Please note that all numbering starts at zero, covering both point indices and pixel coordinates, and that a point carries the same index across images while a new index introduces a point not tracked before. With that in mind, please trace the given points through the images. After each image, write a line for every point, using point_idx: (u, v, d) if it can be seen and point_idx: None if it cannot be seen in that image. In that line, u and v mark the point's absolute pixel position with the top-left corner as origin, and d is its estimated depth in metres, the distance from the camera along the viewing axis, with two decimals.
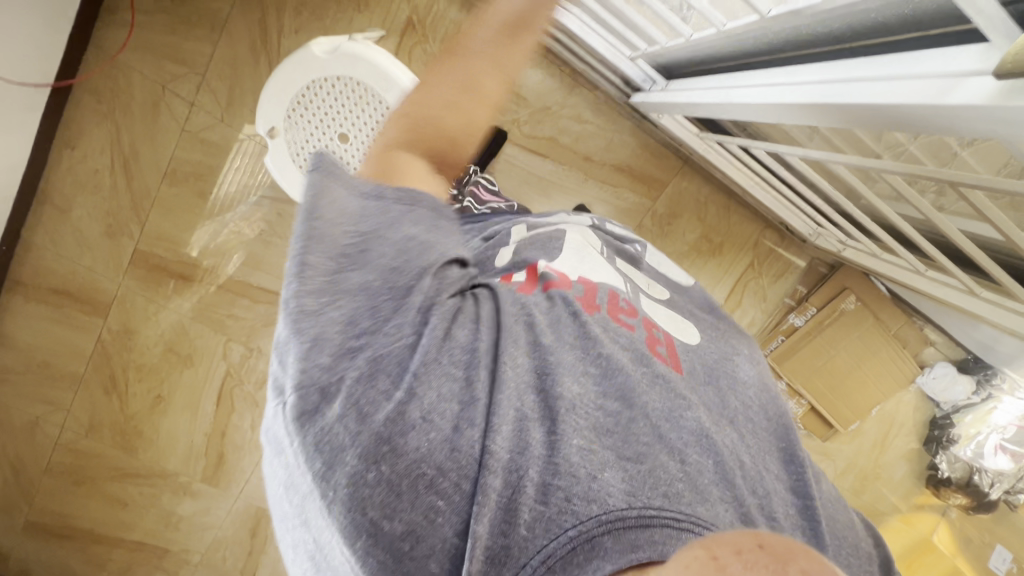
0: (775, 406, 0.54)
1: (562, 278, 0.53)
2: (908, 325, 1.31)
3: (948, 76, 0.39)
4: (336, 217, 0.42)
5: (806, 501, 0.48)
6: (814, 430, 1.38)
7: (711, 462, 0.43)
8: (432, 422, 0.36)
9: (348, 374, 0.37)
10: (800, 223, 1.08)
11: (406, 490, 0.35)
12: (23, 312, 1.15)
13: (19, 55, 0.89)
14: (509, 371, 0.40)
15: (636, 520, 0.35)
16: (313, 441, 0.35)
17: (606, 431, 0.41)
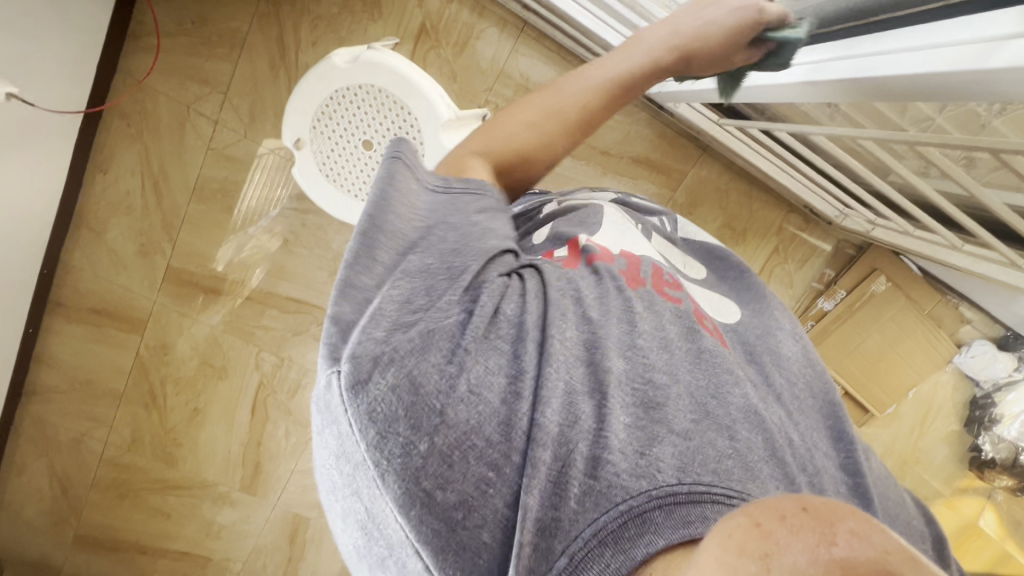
0: (820, 383, 0.53)
1: (604, 250, 0.53)
2: (942, 303, 1.28)
3: (985, 41, 0.39)
4: (409, 209, 0.43)
5: (857, 479, 0.48)
6: (850, 414, 1.35)
7: (761, 438, 0.40)
8: (479, 395, 0.34)
9: (401, 345, 0.34)
10: (824, 205, 1.06)
11: (457, 461, 0.33)
12: (65, 333, 1.19)
13: (59, 88, 0.90)
14: (556, 346, 0.38)
15: (688, 496, 0.32)
16: (364, 412, 0.33)
17: (652, 406, 0.38)
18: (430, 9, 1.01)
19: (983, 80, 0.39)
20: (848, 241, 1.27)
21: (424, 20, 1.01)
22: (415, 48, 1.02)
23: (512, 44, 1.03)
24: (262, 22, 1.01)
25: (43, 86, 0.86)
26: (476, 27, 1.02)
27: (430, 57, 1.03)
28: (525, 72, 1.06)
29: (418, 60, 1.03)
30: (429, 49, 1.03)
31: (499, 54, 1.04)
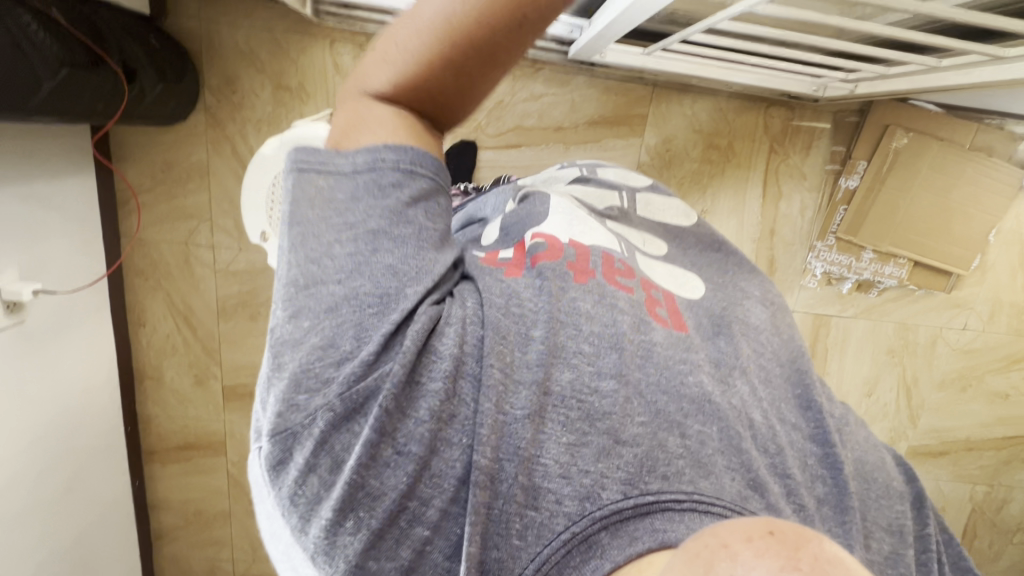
0: (786, 348, 0.56)
1: (551, 244, 0.52)
2: (983, 129, 1.13)
3: None
4: (320, 207, 0.43)
5: (828, 449, 0.48)
6: (932, 285, 1.25)
7: (713, 430, 0.42)
8: (406, 453, 0.37)
9: (318, 419, 0.37)
10: (799, 85, 0.98)
11: (389, 526, 0.36)
12: (165, 475, 1.32)
13: (79, 265, 1.02)
14: (494, 372, 0.39)
15: (633, 510, 0.36)
16: (289, 494, 0.37)
17: (598, 416, 0.39)
18: (348, 70, 1.06)
19: None
20: (846, 109, 1.16)
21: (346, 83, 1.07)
22: None
23: None
24: (216, 146, 1.09)
25: (63, 270, 0.98)
26: None
27: None
28: None
29: None
30: None
31: None
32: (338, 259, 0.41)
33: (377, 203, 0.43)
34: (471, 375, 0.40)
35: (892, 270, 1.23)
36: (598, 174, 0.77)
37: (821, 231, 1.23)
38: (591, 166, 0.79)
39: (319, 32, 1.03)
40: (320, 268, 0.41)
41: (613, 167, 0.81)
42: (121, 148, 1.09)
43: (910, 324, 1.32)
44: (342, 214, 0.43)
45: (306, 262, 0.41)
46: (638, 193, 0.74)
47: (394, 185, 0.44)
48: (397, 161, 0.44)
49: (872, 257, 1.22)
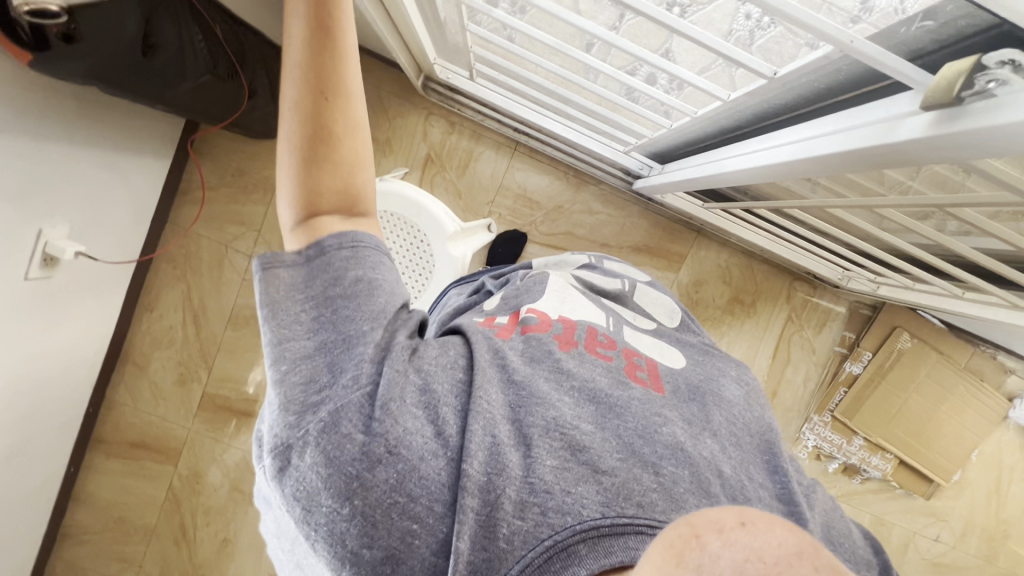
0: (759, 424, 0.53)
1: (542, 319, 0.55)
2: (977, 354, 1.23)
3: (888, 119, 0.38)
4: (284, 293, 0.43)
5: (794, 508, 0.46)
6: (913, 488, 1.28)
7: (687, 473, 0.42)
8: (399, 454, 0.37)
9: (312, 427, 0.37)
10: (826, 269, 1.08)
11: (381, 519, 0.35)
12: (103, 470, 1.22)
13: (120, 240, 1.04)
14: (482, 403, 0.41)
15: (610, 528, 0.36)
16: (288, 490, 0.37)
17: (579, 449, 0.40)
18: (434, 141, 1.16)
19: (899, 151, 0.37)
20: (861, 301, 1.25)
21: (428, 150, 1.16)
22: (423, 174, 1.17)
23: (507, 160, 1.17)
24: None
25: (106, 240, 0.99)
26: (475, 150, 1.16)
27: (437, 180, 1.17)
28: (521, 183, 1.18)
29: (426, 184, 1.17)
30: (435, 174, 1.17)
31: (497, 170, 1.17)
32: (303, 323, 0.42)
33: (331, 279, 0.44)
34: (454, 405, 0.41)
35: (879, 462, 1.27)
36: (604, 265, 0.79)
37: (819, 406, 1.27)
38: (598, 256, 0.82)
39: (420, 103, 1.14)
40: (289, 330, 0.42)
41: (618, 261, 0.83)
42: (205, 146, 1.15)
43: (886, 521, 1.31)
44: (304, 290, 0.43)
45: (282, 327, 0.42)
46: (638, 282, 0.75)
47: (347, 262, 0.44)
48: (340, 243, 0.45)
49: (862, 444, 1.26)
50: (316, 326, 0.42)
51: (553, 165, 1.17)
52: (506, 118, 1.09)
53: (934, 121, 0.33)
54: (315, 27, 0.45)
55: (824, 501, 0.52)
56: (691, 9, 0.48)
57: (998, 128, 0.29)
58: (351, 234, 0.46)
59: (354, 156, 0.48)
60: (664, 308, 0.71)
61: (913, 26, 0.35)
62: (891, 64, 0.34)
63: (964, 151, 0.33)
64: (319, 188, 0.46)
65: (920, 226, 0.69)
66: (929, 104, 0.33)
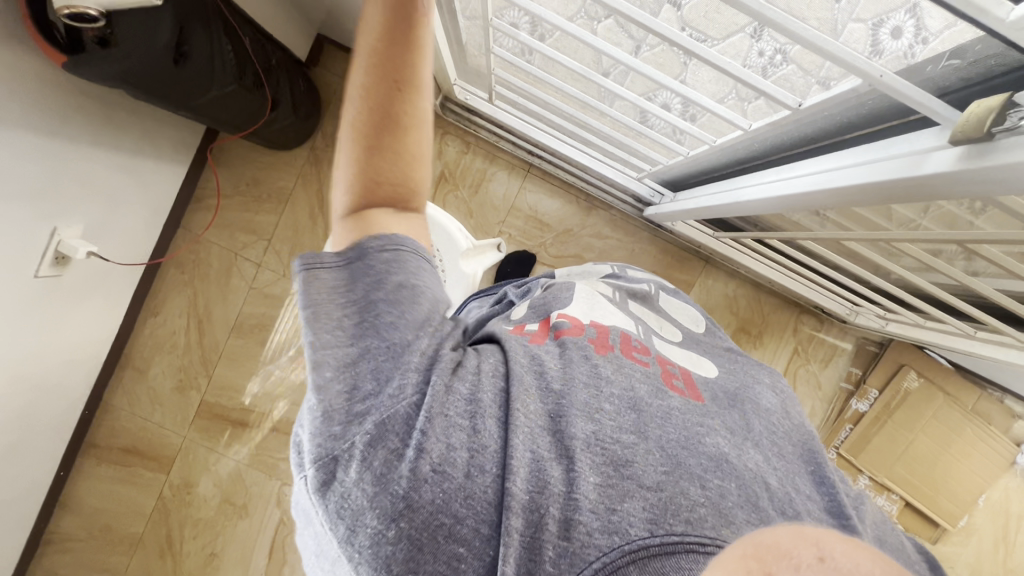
0: (800, 432, 0.53)
1: (574, 323, 0.54)
2: (985, 397, 1.22)
3: (912, 155, 0.38)
4: (326, 293, 0.44)
5: (844, 521, 0.45)
6: (919, 531, 1.24)
7: (733, 486, 0.40)
8: (444, 472, 0.35)
9: (357, 440, 0.36)
10: (834, 304, 1.09)
11: (427, 542, 0.34)
12: (92, 476, 1.20)
13: (132, 244, 1.04)
14: (521, 416, 0.39)
15: (660, 548, 0.34)
16: (333, 508, 0.35)
17: (622, 464, 0.38)
18: (448, 159, 1.17)
19: (926, 185, 0.37)
20: (866, 337, 1.25)
21: (442, 169, 1.18)
22: (436, 192, 1.18)
23: (520, 182, 1.18)
24: (305, 181, 1.17)
25: (117, 242, 0.99)
26: (489, 170, 1.18)
27: (449, 198, 1.18)
28: (532, 205, 1.19)
29: (438, 202, 1.18)
30: (448, 192, 1.18)
31: (510, 191, 1.18)
32: (344, 326, 0.42)
33: (373, 281, 0.44)
34: (494, 416, 0.39)
35: (884, 502, 1.23)
36: (628, 274, 0.80)
37: (824, 442, 1.25)
38: (622, 265, 0.82)
39: (437, 122, 1.16)
40: (331, 333, 0.41)
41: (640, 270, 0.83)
42: (222, 154, 1.16)
43: None
44: (345, 294, 0.44)
45: (326, 330, 0.41)
46: (661, 290, 0.77)
47: (389, 267, 0.45)
48: (386, 246, 0.46)
49: (868, 483, 1.23)
50: (356, 329, 0.42)
51: (565, 189, 1.18)
52: (521, 140, 1.11)
53: (966, 155, 0.34)
54: (391, 22, 0.48)
55: (873, 514, 0.51)
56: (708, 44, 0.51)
57: None
58: (395, 237, 0.47)
59: (412, 150, 0.51)
60: (687, 315, 0.73)
61: (943, 63, 0.36)
62: (920, 100, 0.35)
63: (992, 187, 0.33)
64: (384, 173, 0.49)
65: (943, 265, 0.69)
66: (959, 138, 0.33)
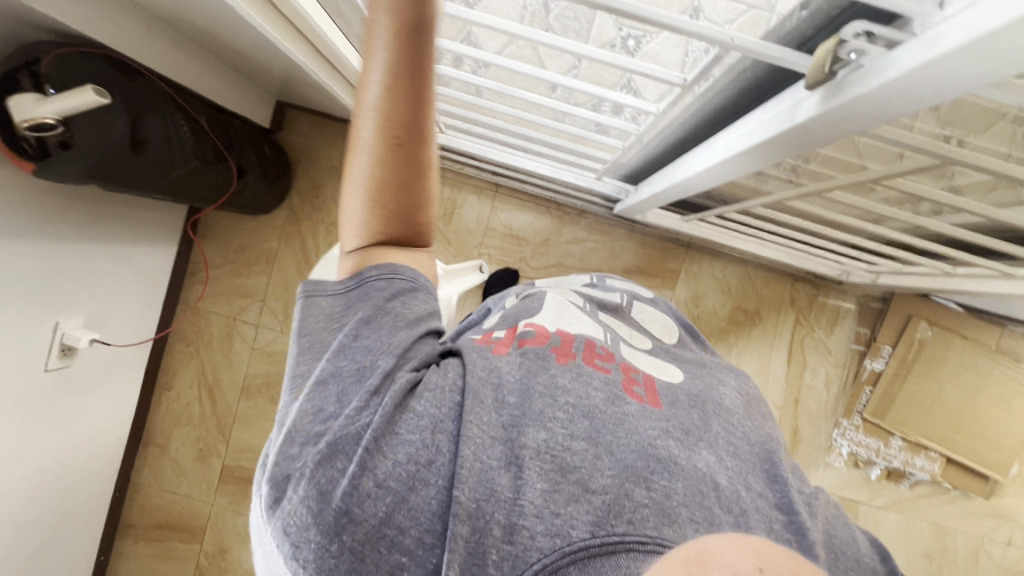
0: (758, 434, 0.53)
1: (540, 332, 0.55)
2: (1007, 334, 1.17)
3: (791, 101, 0.40)
4: (322, 321, 0.48)
5: (793, 516, 0.44)
6: (967, 487, 1.19)
7: (683, 485, 0.40)
8: (387, 487, 0.38)
9: (309, 459, 0.39)
10: (824, 266, 1.07)
11: (369, 552, 0.36)
12: (132, 555, 1.23)
13: (135, 325, 1.10)
14: (473, 429, 0.40)
15: (601, 548, 0.35)
16: (282, 523, 0.38)
17: (569, 470, 0.39)
18: None
19: (803, 131, 0.39)
20: (868, 294, 1.22)
21: None
22: None
23: (490, 203, 1.21)
24: (288, 239, 1.22)
25: (120, 326, 1.05)
26: (459, 198, 1.21)
27: None
28: (507, 223, 1.21)
29: None
30: None
31: (482, 214, 1.21)
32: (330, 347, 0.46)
33: (357, 307, 0.48)
34: (448, 431, 0.41)
35: (923, 463, 1.18)
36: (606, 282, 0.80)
37: (846, 409, 1.21)
38: (602, 275, 0.83)
39: None
40: (319, 356, 0.46)
41: (620, 278, 0.83)
42: (208, 228, 1.22)
43: (946, 528, 1.21)
44: (334, 319, 0.48)
45: (316, 354, 0.46)
46: (636, 298, 0.75)
47: (372, 292, 0.49)
48: (378, 274, 0.50)
49: (901, 445, 1.19)
50: (338, 350, 0.45)
51: (535, 202, 1.21)
52: (483, 163, 1.14)
53: (823, 97, 0.35)
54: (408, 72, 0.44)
55: (827, 509, 0.50)
56: (644, 40, 0.51)
57: (869, 95, 0.31)
58: (390, 265, 0.50)
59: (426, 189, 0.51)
60: (660, 325, 0.72)
61: (795, 16, 0.37)
62: (776, 54, 0.36)
63: (857, 121, 0.34)
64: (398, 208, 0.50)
65: (896, 212, 0.66)
66: (811, 83, 0.35)
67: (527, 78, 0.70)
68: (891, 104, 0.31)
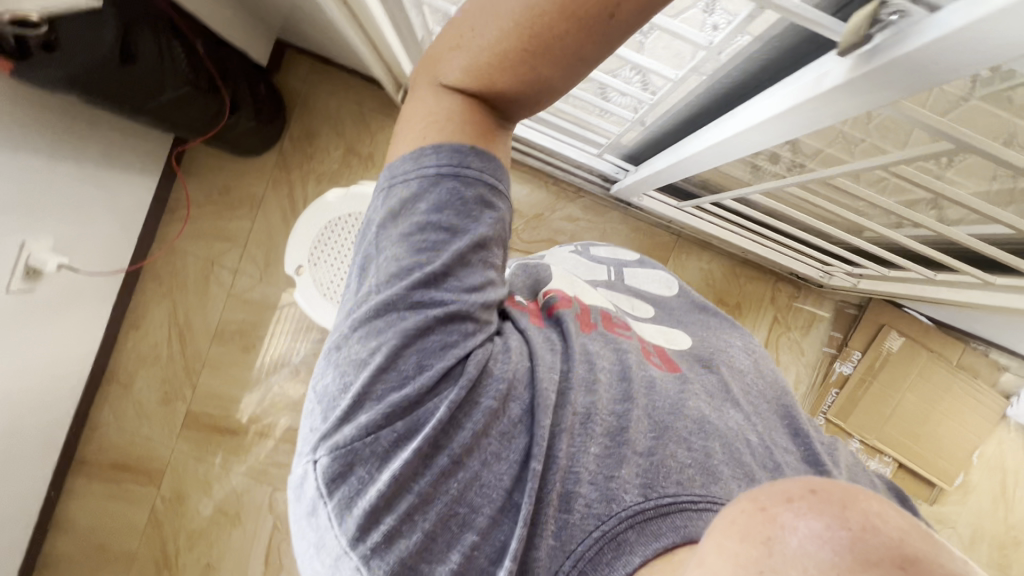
0: (773, 388, 0.56)
1: (564, 298, 0.52)
2: (969, 351, 1.22)
3: (818, 69, 0.41)
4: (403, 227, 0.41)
5: (820, 467, 0.49)
6: (915, 492, 1.23)
7: (717, 445, 0.43)
8: (459, 464, 0.37)
9: (384, 436, 0.36)
10: (806, 267, 1.09)
11: (442, 532, 0.36)
12: (83, 494, 1.19)
13: (106, 255, 1.05)
14: (546, 395, 0.40)
15: (655, 511, 0.37)
16: (347, 506, 0.36)
17: (619, 434, 0.40)
18: None
19: (827, 101, 0.40)
20: (845, 300, 1.26)
21: None
22: None
23: None
24: (276, 185, 1.19)
25: (91, 255, 1.01)
26: None
27: None
28: None
29: None
30: None
31: None
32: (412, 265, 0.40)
33: (450, 224, 0.41)
34: (517, 400, 0.40)
35: (877, 465, 1.22)
36: (592, 252, 0.78)
37: (811, 409, 1.25)
38: (585, 245, 0.81)
39: None
40: (399, 271, 0.40)
41: (603, 246, 0.82)
42: (192, 164, 1.18)
43: None
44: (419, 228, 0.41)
45: (395, 268, 0.40)
46: (625, 266, 0.75)
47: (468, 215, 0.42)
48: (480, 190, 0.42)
49: (858, 447, 1.22)
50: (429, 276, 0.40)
51: (532, 174, 1.20)
52: None
53: (857, 62, 0.35)
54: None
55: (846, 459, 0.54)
56: None
57: (909, 57, 0.31)
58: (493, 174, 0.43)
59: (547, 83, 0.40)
60: (658, 279, 0.72)
61: None
62: (810, 17, 0.37)
63: (890, 87, 0.35)
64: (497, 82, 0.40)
65: (905, 212, 0.66)
66: (844, 49, 0.35)
67: None
68: (931, 66, 0.31)
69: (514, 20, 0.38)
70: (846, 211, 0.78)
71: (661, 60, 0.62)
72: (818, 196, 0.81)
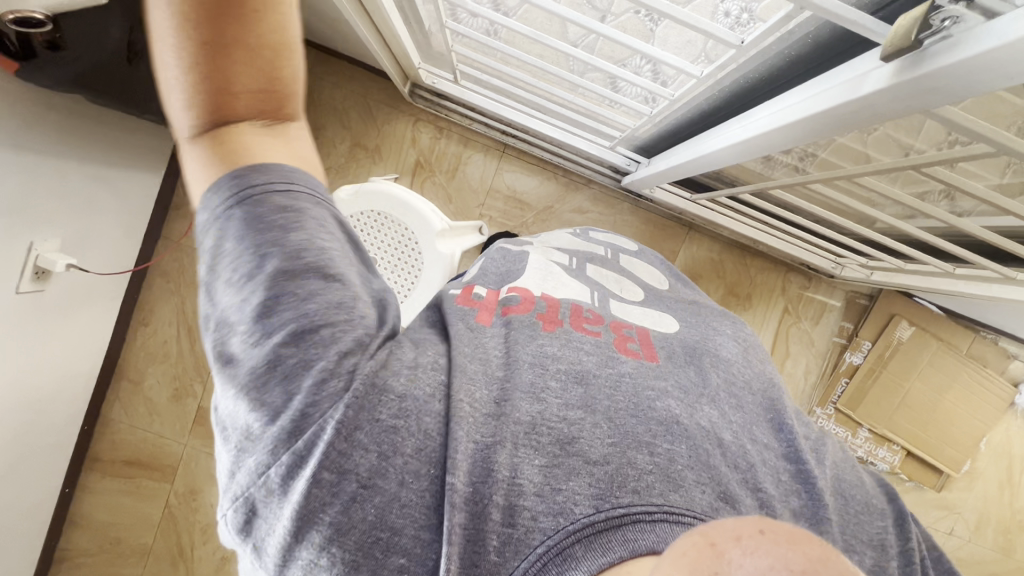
0: (761, 381, 0.52)
1: (525, 298, 0.50)
2: (979, 340, 1.22)
3: (857, 72, 0.40)
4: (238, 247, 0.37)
5: (802, 466, 0.46)
6: (923, 479, 1.24)
7: (684, 448, 0.40)
8: (372, 487, 0.34)
9: (274, 467, 0.33)
10: (819, 259, 1.08)
11: (364, 561, 0.33)
12: (97, 490, 1.20)
13: (113, 254, 1.05)
14: (466, 405, 0.37)
15: (606, 523, 0.34)
16: (263, 538, 0.34)
17: (568, 442, 0.38)
18: (422, 146, 1.17)
19: (861, 105, 0.40)
20: (856, 290, 1.25)
21: (417, 156, 1.17)
22: (412, 180, 1.17)
23: (496, 163, 1.18)
24: None
25: (98, 254, 1.00)
26: (463, 154, 1.17)
27: (427, 184, 1.18)
28: (511, 185, 1.18)
29: (416, 189, 1.18)
30: (425, 179, 1.18)
31: (486, 173, 1.18)
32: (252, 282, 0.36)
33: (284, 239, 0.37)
34: (436, 412, 0.37)
35: (885, 454, 1.23)
36: (590, 235, 0.78)
37: (821, 400, 1.25)
38: (584, 229, 0.80)
39: (407, 109, 1.16)
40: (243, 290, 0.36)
41: (603, 231, 0.82)
42: None
43: None
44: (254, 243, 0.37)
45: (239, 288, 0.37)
46: (621, 252, 0.74)
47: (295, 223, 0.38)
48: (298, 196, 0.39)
49: (867, 436, 1.23)
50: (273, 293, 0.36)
51: (542, 166, 1.18)
52: (493, 121, 1.11)
53: (898, 70, 0.35)
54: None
55: (834, 454, 0.51)
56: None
57: (954, 68, 0.31)
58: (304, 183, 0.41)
59: (277, 70, 0.38)
60: (651, 273, 0.70)
61: None
62: (855, 18, 0.36)
63: (927, 97, 0.34)
64: (232, 96, 0.38)
65: (930, 209, 0.65)
66: (888, 55, 0.35)
67: (562, 23, 0.68)
68: (977, 80, 0.31)
69: (177, 31, 0.34)
70: (867, 205, 0.77)
71: (680, 54, 0.61)
72: (839, 191, 0.79)
